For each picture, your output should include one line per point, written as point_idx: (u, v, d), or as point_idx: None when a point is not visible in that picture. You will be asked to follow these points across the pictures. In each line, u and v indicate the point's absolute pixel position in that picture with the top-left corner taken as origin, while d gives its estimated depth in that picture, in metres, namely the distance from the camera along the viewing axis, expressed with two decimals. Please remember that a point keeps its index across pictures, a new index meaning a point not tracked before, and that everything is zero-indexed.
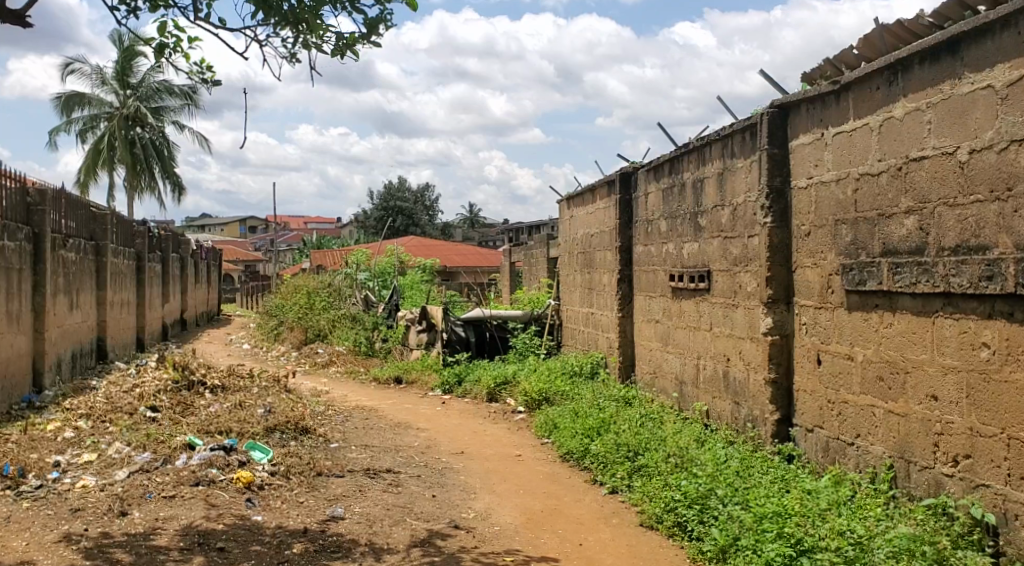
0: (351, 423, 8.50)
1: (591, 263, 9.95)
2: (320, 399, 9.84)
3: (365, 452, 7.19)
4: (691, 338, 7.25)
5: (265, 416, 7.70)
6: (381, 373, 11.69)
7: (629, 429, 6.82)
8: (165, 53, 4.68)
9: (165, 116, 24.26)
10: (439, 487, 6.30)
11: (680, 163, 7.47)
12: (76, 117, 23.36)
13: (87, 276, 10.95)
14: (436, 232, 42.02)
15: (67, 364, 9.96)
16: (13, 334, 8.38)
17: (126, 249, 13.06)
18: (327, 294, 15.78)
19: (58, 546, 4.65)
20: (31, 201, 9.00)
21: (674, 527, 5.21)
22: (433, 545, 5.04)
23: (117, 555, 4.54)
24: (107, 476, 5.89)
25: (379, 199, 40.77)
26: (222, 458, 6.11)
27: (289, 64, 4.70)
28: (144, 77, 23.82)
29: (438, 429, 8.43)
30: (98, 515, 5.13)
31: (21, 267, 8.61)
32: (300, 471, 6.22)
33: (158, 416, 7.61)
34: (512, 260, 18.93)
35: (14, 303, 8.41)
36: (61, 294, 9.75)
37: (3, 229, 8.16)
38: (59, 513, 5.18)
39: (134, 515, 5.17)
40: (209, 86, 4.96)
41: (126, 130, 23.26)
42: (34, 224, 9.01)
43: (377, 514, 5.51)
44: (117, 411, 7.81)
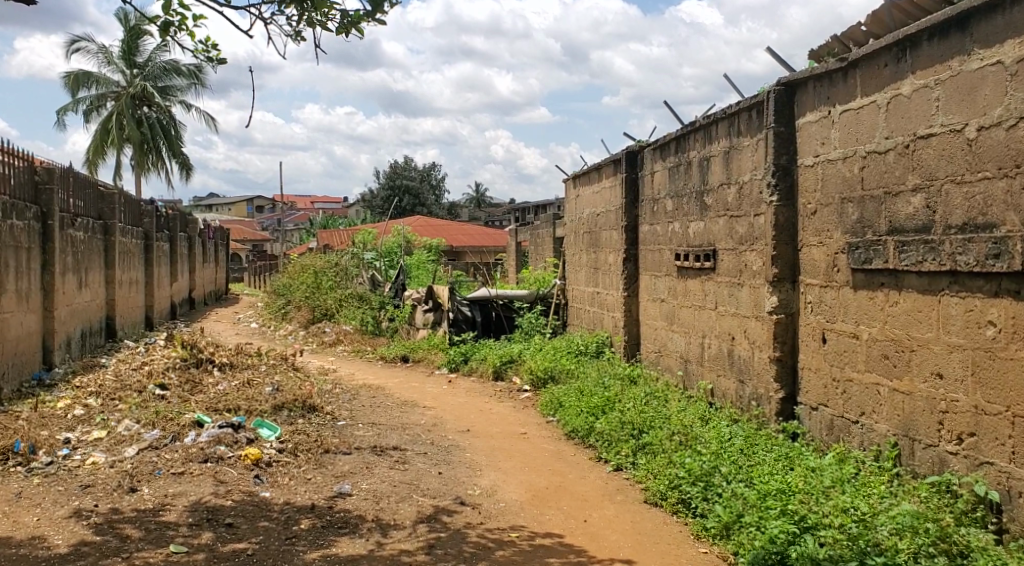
0: (357, 401, 8.55)
1: (597, 242, 9.94)
2: (326, 377, 9.90)
3: (371, 430, 7.25)
4: (697, 317, 7.26)
5: (272, 394, 7.76)
6: (387, 352, 11.75)
7: (635, 407, 6.85)
8: (171, 31, 4.66)
9: (172, 95, 24.24)
10: (445, 464, 6.36)
11: (687, 141, 7.44)
12: (82, 97, 23.33)
13: (95, 254, 11.00)
14: (443, 212, 41.97)
15: (76, 342, 10.03)
16: (23, 313, 8.45)
17: (133, 228, 13.09)
18: (334, 273, 15.81)
19: (69, 522, 4.72)
20: (39, 179, 9.02)
21: (678, 503, 5.24)
22: (439, 521, 5.09)
23: (127, 531, 4.60)
24: (117, 453, 5.95)
25: (385, 178, 40.74)
26: (231, 435, 6.17)
27: (294, 42, 4.67)
28: (151, 55, 23.77)
29: (444, 407, 8.48)
30: (108, 491, 5.19)
31: (30, 245, 8.66)
32: (307, 448, 6.28)
33: (167, 394, 7.67)
34: (518, 240, 18.94)
35: (23, 282, 8.46)
36: (69, 273, 9.80)
37: (10, 208, 8.19)
38: (70, 488, 5.24)
39: (144, 491, 5.23)
40: (213, 63, 4.93)
41: (132, 108, 23.24)
42: (42, 202, 9.04)
43: (384, 490, 5.56)
44: (125, 388, 7.88)
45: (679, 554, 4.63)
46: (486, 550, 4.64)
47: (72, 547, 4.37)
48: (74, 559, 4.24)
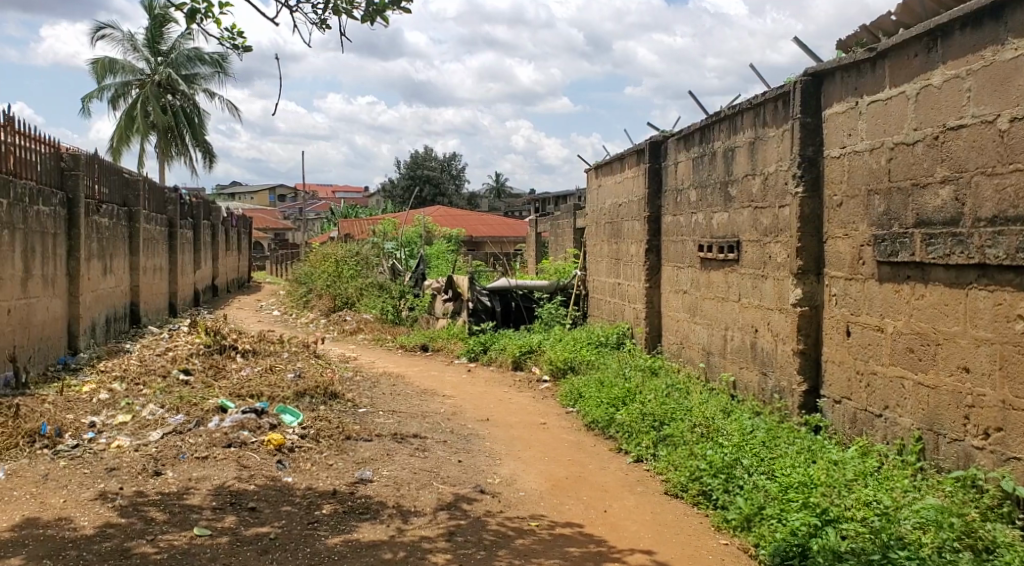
0: (378, 389, 8.59)
1: (619, 233, 9.90)
2: (347, 364, 9.97)
3: (392, 418, 7.28)
4: (720, 309, 7.22)
5: (294, 381, 7.82)
6: (408, 341, 11.81)
7: (655, 399, 6.84)
8: (197, 19, 4.69)
9: (196, 83, 24.42)
10: (465, 452, 6.38)
11: (711, 132, 7.38)
12: (108, 84, 23.51)
13: (120, 241, 11.12)
14: (463, 203, 41.98)
15: (101, 327, 10.15)
16: (49, 298, 8.56)
17: (157, 216, 13.22)
18: (355, 262, 15.86)
19: (95, 504, 4.78)
20: (65, 165, 9.11)
21: (699, 495, 5.23)
22: (459, 509, 5.11)
23: (152, 514, 4.66)
24: (142, 437, 6.02)
25: (406, 168, 40.83)
26: (254, 421, 6.22)
27: (319, 31, 4.69)
28: (176, 43, 23.93)
29: (464, 396, 8.49)
30: (133, 474, 5.25)
31: (56, 231, 8.76)
32: (329, 434, 6.32)
33: (190, 379, 7.76)
34: (538, 230, 18.89)
35: (49, 267, 8.57)
36: (94, 259, 9.90)
37: (37, 193, 8.29)
38: (96, 471, 5.31)
39: (168, 474, 5.30)
40: (239, 52, 4.96)
41: (157, 96, 23.38)
42: (68, 188, 9.14)
43: (405, 477, 5.59)
44: (149, 373, 7.97)
45: (699, 545, 4.62)
46: (506, 538, 4.66)
47: (97, 529, 4.43)
48: (101, 540, 4.30)
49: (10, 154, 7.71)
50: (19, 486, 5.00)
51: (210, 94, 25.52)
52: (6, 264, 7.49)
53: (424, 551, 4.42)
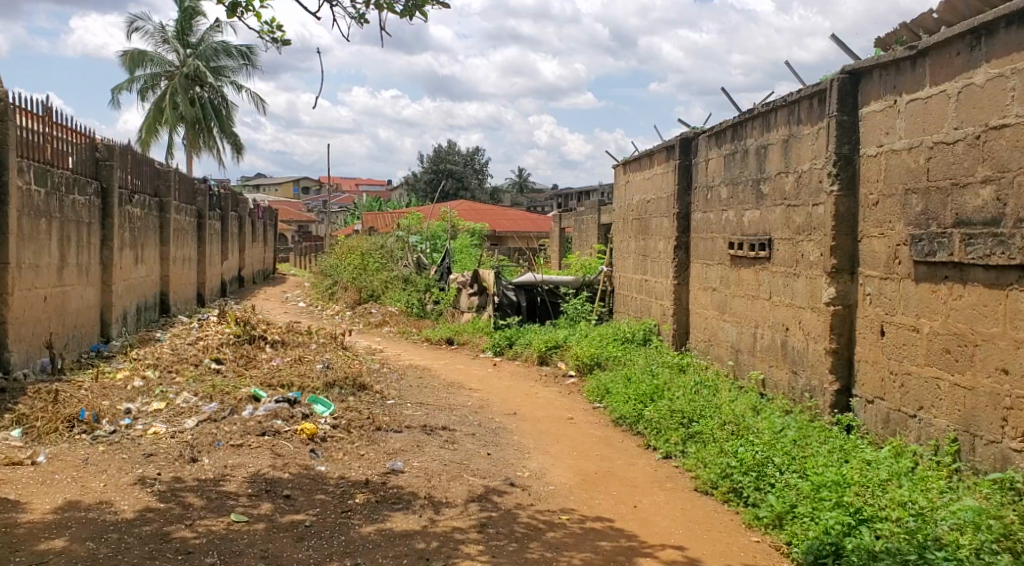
0: (404, 381, 8.64)
1: (647, 229, 9.90)
2: (373, 357, 10.06)
3: (420, 410, 7.33)
4: (749, 307, 7.20)
5: (323, 372, 7.90)
6: (433, 334, 11.89)
7: (684, 396, 6.82)
8: (238, 11, 4.74)
9: (225, 75, 24.59)
10: (494, 445, 6.42)
11: (744, 129, 7.36)
12: (138, 75, 23.76)
13: (151, 231, 11.25)
14: (486, 197, 42.02)
15: (132, 316, 10.28)
16: (83, 287, 8.69)
17: (187, 207, 13.37)
18: (380, 256, 16.03)
19: (134, 488, 4.87)
20: (100, 156, 9.23)
21: (730, 493, 5.23)
22: (490, 501, 5.15)
23: (190, 499, 4.74)
24: (177, 424, 6.11)
25: (429, 161, 40.93)
26: (287, 410, 6.31)
27: (358, 25, 4.73)
28: (204, 35, 24.14)
29: (490, 390, 8.54)
30: (170, 460, 5.35)
31: (90, 221, 8.88)
32: (359, 425, 6.39)
33: (222, 368, 7.89)
34: (562, 225, 18.87)
35: (83, 256, 8.69)
36: (127, 248, 10.04)
37: (72, 183, 8.42)
38: (134, 456, 5.40)
39: (204, 461, 5.38)
40: (279, 45, 5.01)
41: (186, 88, 23.55)
42: (102, 178, 9.25)
43: (435, 469, 5.63)
44: (182, 361, 8.09)
45: (731, 542, 4.62)
46: (537, 531, 4.69)
47: (137, 513, 4.52)
48: (141, 524, 4.38)
49: (47, 144, 7.83)
50: (60, 469, 5.11)
51: (238, 87, 25.71)
52: (43, 253, 7.62)
53: (456, 541, 4.46)
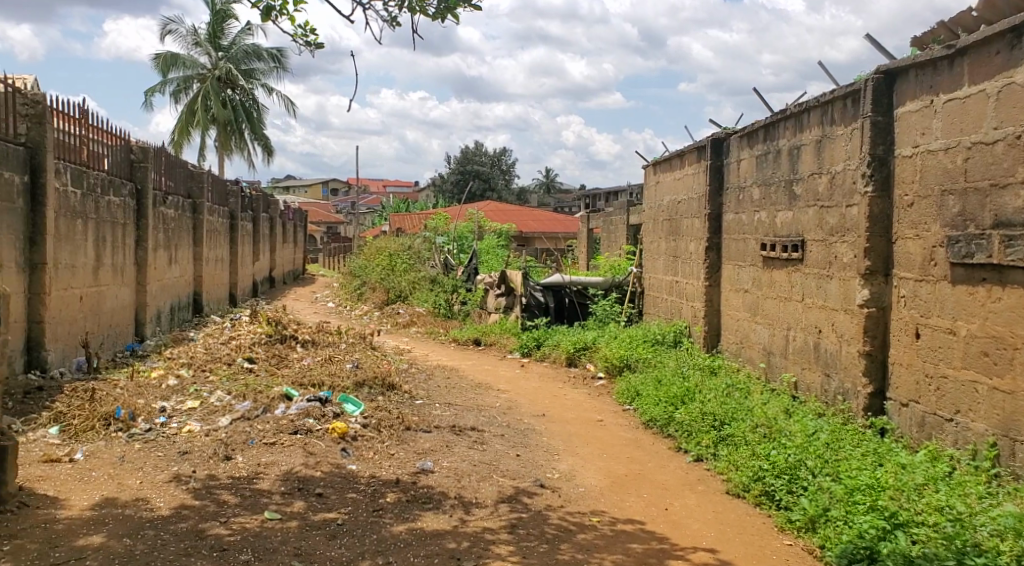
0: (433, 382, 8.68)
1: (678, 230, 9.85)
2: (402, 357, 10.11)
3: (449, 410, 7.35)
4: (782, 309, 7.14)
5: (353, 372, 7.95)
6: (461, 335, 11.91)
7: (715, 398, 6.78)
8: (272, 15, 4.80)
9: (256, 77, 24.86)
10: (524, 447, 6.43)
11: (776, 130, 7.30)
12: (171, 78, 24.11)
13: (184, 232, 11.41)
14: (514, 198, 42.06)
15: (165, 316, 10.43)
16: (118, 287, 8.83)
17: (219, 208, 13.53)
18: (408, 257, 16.10)
19: (170, 485, 4.94)
20: (135, 158, 9.38)
21: (762, 496, 5.19)
22: (520, 502, 5.15)
23: (224, 497, 4.80)
24: (211, 423, 6.19)
25: (457, 162, 41.05)
26: (318, 409, 6.36)
27: (391, 28, 4.77)
28: (236, 38, 24.44)
29: (520, 391, 8.54)
30: (204, 458, 5.42)
31: (125, 221, 9.02)
32: (390, 425, 6.43)
33: (254, 368, 7.97)
34: (591, 226, 18.83)
35: (119, 256, 8.83)
36: (161, 248, 10.19)
37: (108, 185, 8.56)
38: (169, 454, 5.48)
39: (237, 459, 5.44)
40: (312, 48, 5.06)
41: (218, 90, 23.85)
42: (137, 180, 9.39)
43: (466, 469, 5.65)
44: (215, 360, 8.19)
45: (763, 546, 4.59)
46: (567, 533, 4.69)
47: (173, 510, 4.58)
48: (176, 521, 4.45)
49: (84, 147, 7.96)
50: (97, 467, 5.20)
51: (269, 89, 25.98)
52: (79, 253, 7.75)
53: (487, 542, 4.47)
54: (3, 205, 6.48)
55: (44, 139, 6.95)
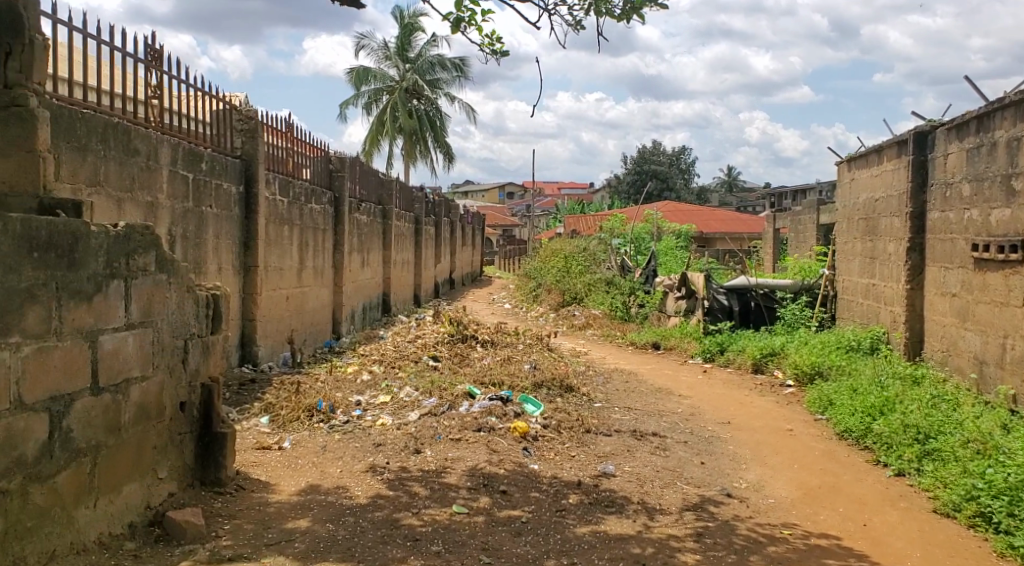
0: (613, 385, 8.66)
1: (875, 230, 9.25)
2: (580, 359, 10.17)
3: (630, 414, 7.30)
4: (997, 315, 6.52)
5: (533, 372, 8.08)
6: (639, 338, 11.80)
7: (919, 410, 6.30)
8: (462, 26, 4.97)
9: (440, 87, 25.89)
10: (708, 454, 6.27)
11: (991, 120, 6.69)
12: (363, 91, 25.61)
13: (375, 236, 12.07)
14: (693, 198, 41.19)
15: (358, 315, 11.08)
16: (318, 288, 9.47)
17: (406, 213, 14.20)
18: (585, 258, 16.14)
19: (366, 475, 5.24)
20: (333, 167, 10.03)
21: (977, 517, 4.77)
22: (706, 510, 5.03)
23: (416, 489, 5.02)
24: (401, 417, 6.51)
25: (633, 163, 40.77)
26: (501, 408, 6.52)
27: (577, 32, 4.80)
28: (422, 50, 25.60)
29: (702, 397, 8.34)
30: (396, 451, 5.70)
31: (325, 227, 9.66)
32: (571, 426, 6.47)
33: (439, 366, 8.29)
34: (777, 226, 18.08)
35: (319, 259, 9.47)
36: (355, 252, 10.84)
37: (310, 193, 9.20)
38: (365, 446, 5.81)
39: (426, 453, 5.68)
40: (498, 56, 5.20)
41: (405, 101, 25.07)
42: (335, 188, 10.04)
43: (648, 474, 5.59)
44: (403, 358, 8.60)
45: None
46: (757, 544, 4.52)
47: (370, 499, 4.85)
48: (373, 509, 4.70)
49: (289, 159, 8.60)
50: (302, 455, 5.59)
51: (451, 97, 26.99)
52: (285, 256, 8.38)
53: (673, 549, 4.40)
54: (223, 214, 7.12)
55: (256, 152, 7.54)
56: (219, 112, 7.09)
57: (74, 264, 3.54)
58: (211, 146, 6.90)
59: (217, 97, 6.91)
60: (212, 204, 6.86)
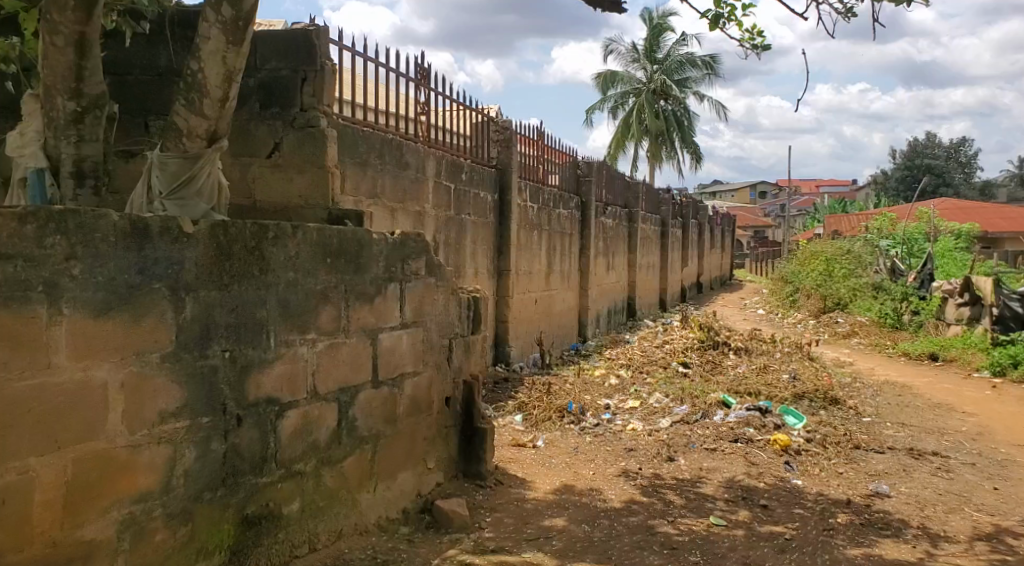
0: (883, 398, 7.97)
1: None
2: (843, 369, 9.47)
3: (903, 431, 6.67)
4: None
5: (792, 382, 7.65)
6: (912, 348, 10.77)
7: None
8: (720, 22, 4.80)
9: (688, 87, 25.49)
10: (1001, 480, 5.55)
11: None
12: (611, 95, 25.87)
13: (622, 239, 12.10)
14: (974, 193, 37.03)
15: (604, 319, 11.17)
16: (566, 292, 9.66)
17: (653, 216, 14.10)
18: (847, 261, 15.05)
19: (620, 480, 5.24)
20: (581, 173, 10.20)
21: None
22: (1003, 542, 4.44)
23: (670, 497, 4.93)
24: (652, 423, 6.44)
25: (901, 158, 37.45)
26: (758, 418, 6.25)
27: (847, 19, 4.47)
28: (670, 50, 25.37)
29: (991, 416, 7.42)
30: (649, 457, 5.64)
31: (573, 231, 9.84)
32: (836, 441, 6.04)
33: (690, 372, 8.11)
34: None
35: (567, 263, 9.66)
36: (601, 256, 10.93)
37: (559, 198, 9.41)
38: (617, 450, 5.82)
39: (680, 461, 5.57)
40: (758, 51, 4.97)
41: (653, 102, 24.97)
42: (583, 193, 10.20)
43: (929, 498, 5.06)
44: (653, 363, 8.52)
45: None
46: None
47: (624, 503, 4.83)
48: (628, 514, 4.68)
49: (540, 166, 8.86)
50: (556, 455, 5.71)
51: (699, 96, 26.44)
52: (536, 261, 8.63)
53: None
54: (480, 220, 7.48)
55: (510, 160, 7.84)
56: (478, 125, 7.46)
57: (359, 268, 3.86)
58: (470, 156, 7.27)
59: (476, 110, 7.27)
60: (470, 211, 7.23)
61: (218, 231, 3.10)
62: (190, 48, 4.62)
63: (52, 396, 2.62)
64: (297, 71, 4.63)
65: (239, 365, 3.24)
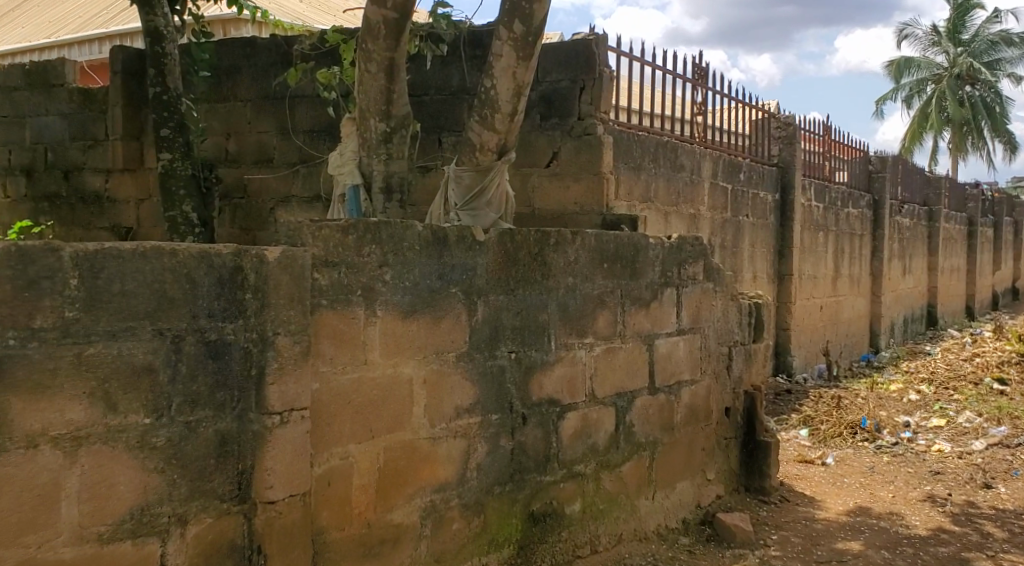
0: None
1: None
2: None
3: None
4: None
5: None
6: None
7: None
8: None
9: (1001, 68, 22.66)
10: None
11: None
12: (905, 82, 23.75)
13: (920, 240, 11.00)
14: None
15: (900, 328, 10.22)
16: (855, 297, 8.97)
17: (959, 214, 12.67)
18: None
19: (925, 505, 4.74)
20: (873, 168, 9.43)
21: None
22: None
23: (988, 529, 4.37)
24: (963, 445, 5.78)
25: None
26: None
27: None
28: (979, 28, 22.74)
29: None
30: (960, 483, 5.06)
31: (863, 232, 9.12)
32: None
33: (1007, 390, 7.15)
34: None
35: (856, 267, 8.97)
36: (896, 258, 10.02)
37: (847, 197, 8.77)
38: (921, 472, 5.28)
39: (999, 489, 4.94)
40: None
41: (956, 88, 22.53)
42: (874, 190, 9.42)
43: None
44: (960, 379, 7.63)
45: None
46: None
47: (930, 532, 4.36)
48: (936, 544, 4.21)
49: (826, 163, 8.32)
50: (848, 474, 5.30)
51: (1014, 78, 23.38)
52: (820, 264, 8.11)
53: None
54: (759, 222, 7.18)
55: (793, 158, 7.44)
56: (757, 122, 7.17)
57: (636, 273, 3.86)
58: (749, 156, 7.00)
59: (755, 107, 7.00)
60: (749, 213, 6.96)
61: (506, 238, 3.25)
62: (481, 66, 4.93)
63: (369, 389, 2.82)
64: (576, 80, 4.74)
65: (524, 366, 3.37)
